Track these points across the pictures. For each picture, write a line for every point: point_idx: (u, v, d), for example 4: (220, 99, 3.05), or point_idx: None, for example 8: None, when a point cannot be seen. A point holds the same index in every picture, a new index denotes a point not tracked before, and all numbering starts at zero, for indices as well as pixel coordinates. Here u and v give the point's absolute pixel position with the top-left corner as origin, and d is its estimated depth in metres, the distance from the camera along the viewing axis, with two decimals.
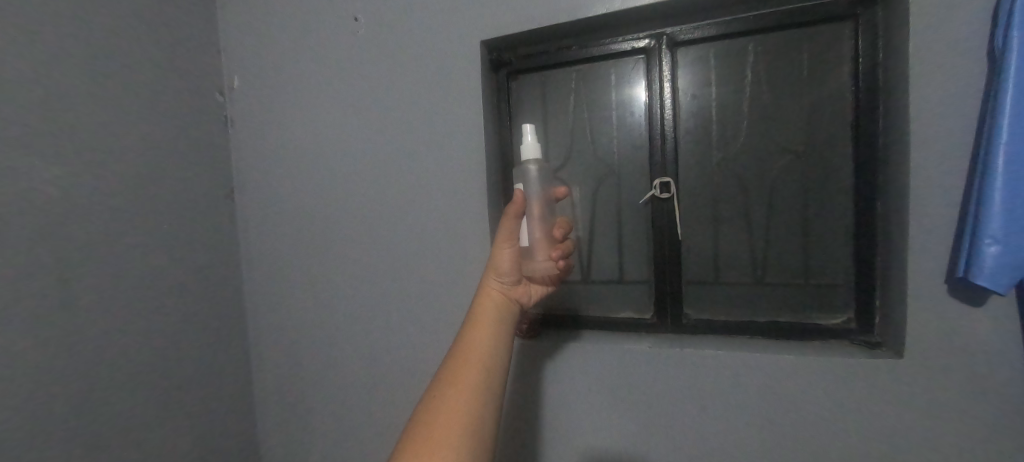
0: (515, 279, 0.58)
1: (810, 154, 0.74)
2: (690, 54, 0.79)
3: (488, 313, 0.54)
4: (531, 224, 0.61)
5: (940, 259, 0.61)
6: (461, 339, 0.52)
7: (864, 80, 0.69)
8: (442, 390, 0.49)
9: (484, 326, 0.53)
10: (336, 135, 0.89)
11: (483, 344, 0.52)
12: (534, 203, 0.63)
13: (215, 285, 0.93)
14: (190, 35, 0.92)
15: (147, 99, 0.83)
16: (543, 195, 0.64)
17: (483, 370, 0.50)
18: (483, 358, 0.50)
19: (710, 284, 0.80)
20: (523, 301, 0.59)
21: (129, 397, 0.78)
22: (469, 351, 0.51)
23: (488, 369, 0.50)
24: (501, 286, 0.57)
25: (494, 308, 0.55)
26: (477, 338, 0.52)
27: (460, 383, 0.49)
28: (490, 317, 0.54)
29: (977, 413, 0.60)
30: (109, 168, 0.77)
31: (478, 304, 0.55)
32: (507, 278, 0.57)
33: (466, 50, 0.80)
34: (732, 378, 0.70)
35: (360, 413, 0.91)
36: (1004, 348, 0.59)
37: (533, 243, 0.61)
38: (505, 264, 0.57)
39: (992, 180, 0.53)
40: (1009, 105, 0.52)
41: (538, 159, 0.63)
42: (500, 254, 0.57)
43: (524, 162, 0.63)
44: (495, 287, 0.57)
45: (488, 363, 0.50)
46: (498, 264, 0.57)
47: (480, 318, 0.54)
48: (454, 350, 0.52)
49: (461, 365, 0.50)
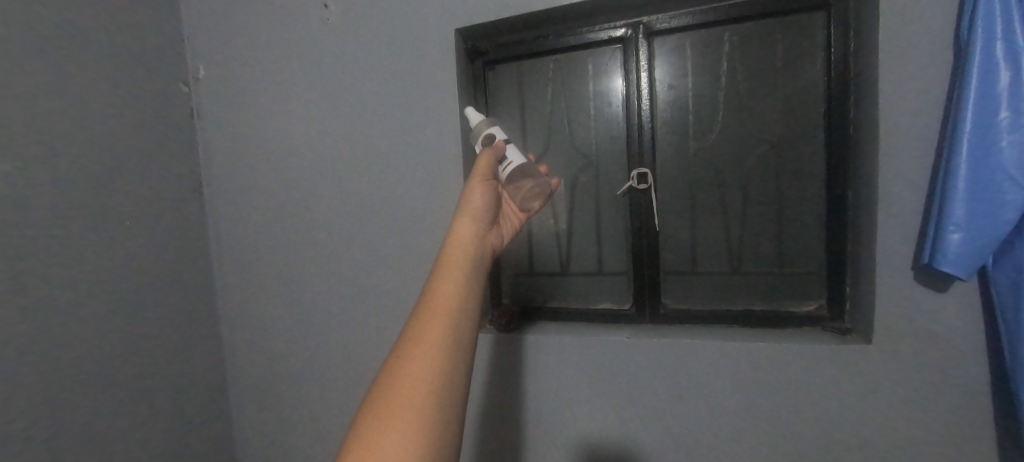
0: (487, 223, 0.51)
1: (783, 143, 0.75)
2: (667, 43, 0.78)
3: (464, 249, 0.47)
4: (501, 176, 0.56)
5: (907, 248, 0.62)
6: (433, 280, 0.43)
7: (836, 70, 0.70)
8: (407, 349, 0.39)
9: (459, 262, 0.45)
10: (309, 128, 0.86)
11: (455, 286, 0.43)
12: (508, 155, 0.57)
13: (187, 284, 0.90)
14: (150, 21, 0.87)
15: (106, 90, 0.79)
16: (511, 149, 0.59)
17: (460, 308, 0.42)
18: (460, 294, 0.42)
19: (687, 274, 0.81)
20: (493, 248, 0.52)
21: (101, 405, 0.75)
22: (438, 292, 0.42)
23: (467, 306, 0.42)
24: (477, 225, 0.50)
25: (467, 244, 0.47)
26: (450, 274, 0.44)
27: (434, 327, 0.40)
28: (462, 253, 0.46)
29: (941, 395, 0.63)
30: (69, 166, 0.73)
31: (451, 242, 0.47)
32: (481, 215, 0.51)
33: (442, 39, 0.78)
34: (710, 366, 0.71)
35: (340, 412, 0.90)
36: (965, 333, 0.61)
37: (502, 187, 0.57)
38: (477, 201, 0.51)
39: (957, 168, 0.54)
40: (973, 94, 0.53)
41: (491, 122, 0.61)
42: (471, 192, 0.52)
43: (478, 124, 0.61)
44: (472, 226, 0.50)
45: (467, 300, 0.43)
46: (470, 202, 0.51)
47: (452, 254, 0.46)
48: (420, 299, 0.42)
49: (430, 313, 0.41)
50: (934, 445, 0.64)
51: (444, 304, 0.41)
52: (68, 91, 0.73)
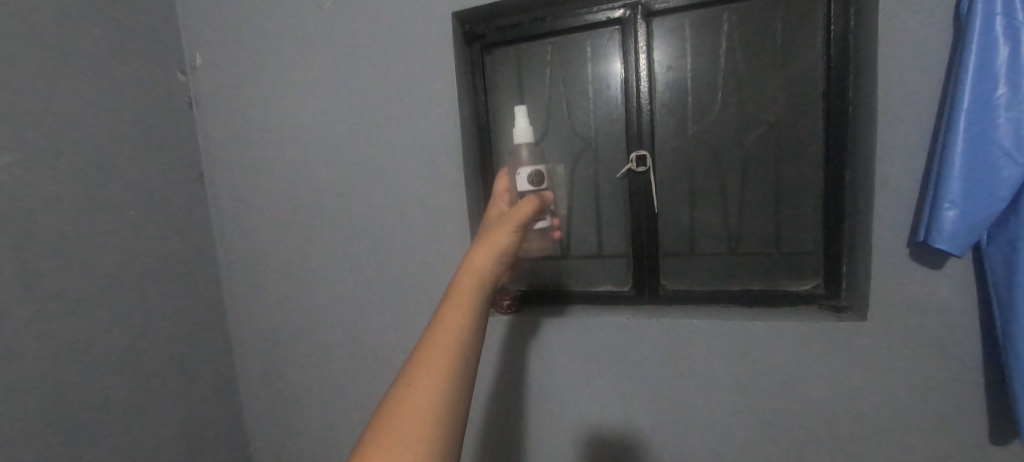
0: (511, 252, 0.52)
1: (782, 124, 0.75)
2: (666, 24, 0.78)
3: (479, 292, 0.45)
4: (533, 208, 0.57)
5: (902, 226, 0.63)
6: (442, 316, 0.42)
7: (836, 49, 0.69)
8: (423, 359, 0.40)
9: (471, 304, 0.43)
10: (308, 116, 0.86)
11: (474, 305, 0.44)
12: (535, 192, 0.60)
13: (191, 272, 0.91)
14: (145, 10, 0.86)
15: (103, 80, 0.78)
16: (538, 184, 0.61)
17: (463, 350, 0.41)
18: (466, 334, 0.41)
19: (686, 255, 0.82)
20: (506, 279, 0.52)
21: (111, 390, 0.77)
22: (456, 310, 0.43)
23: (471, 349, 0.41)
24: (498, 266, 0.48)
25: (479, 285, 0.45)
26: (458, 312, 0.43)
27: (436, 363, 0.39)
28: (473, 294, 0.44)
29: (933, 369, 0.64)
30: (68, 157, 0.73)
31: (466, 279, 0.45)
32: (505, 257, 0.49)
33: (438, 23, 0.77)
34: (707, 345, 0.73)
35: (344, 394, 0.92)
36: (957, 308, 0.62)
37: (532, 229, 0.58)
38: (505, 241, 0.49)
39: (954, 145, 0.54)
40: (972, 71, 0.53)
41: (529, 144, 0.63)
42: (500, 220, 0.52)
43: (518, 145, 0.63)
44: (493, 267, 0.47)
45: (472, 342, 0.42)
46: (499, 241, 0.48)
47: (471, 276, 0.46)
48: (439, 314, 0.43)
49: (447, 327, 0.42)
50: (924, 417, 0.65)
51: (450, 342, 0.41)
52: (65, 80, 0.73)
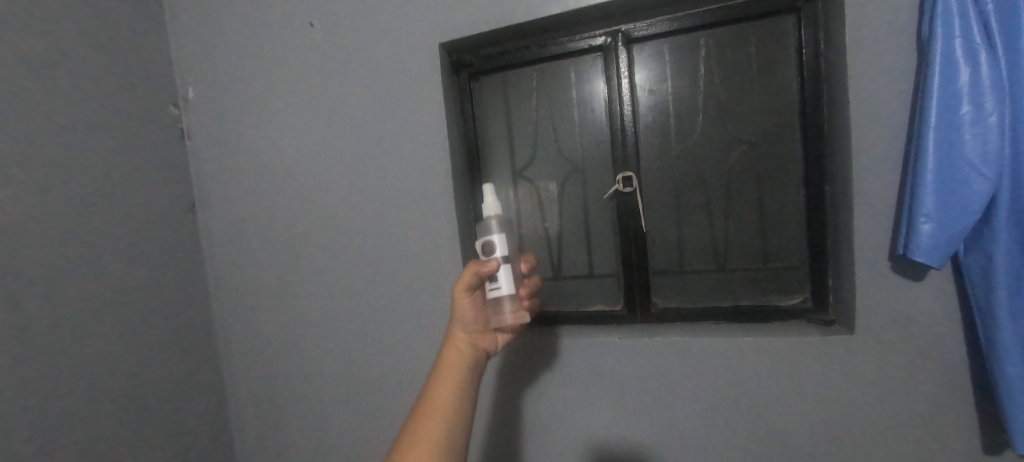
0: (481, 327, 0.58)
1: (762, 142, 0.77)
2: (645, 50, 0.80)
3: (453, 368, 0.54)
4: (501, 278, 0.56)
5: (883, 239, 0.64)
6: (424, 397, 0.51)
7: (808, 71, 0.72)
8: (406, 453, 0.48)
9: (447, 380, 0.52)
10: (299, 145, 0.87)
11: (450, 394, 0.52)
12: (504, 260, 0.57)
13: (182, 303, 0.91)
14: (139, 47, 0.88)
15: (97, 116, 0.79)
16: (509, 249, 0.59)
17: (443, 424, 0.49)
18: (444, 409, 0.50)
19: (675, 273, 0.83)
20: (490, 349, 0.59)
21: (102, 428, 0.75)
22: (434, 402, 0.51)
23: (452, 420, 0.50)
24: (465, 337, 0.56)
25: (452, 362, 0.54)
26: (438, 399, 0.51)
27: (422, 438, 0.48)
28: (453, 373, 0.53)
29: (922, 379, 0.65)
30: (61, 192, 0.73)
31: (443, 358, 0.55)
32: (474, 331, 0.57)
33: (426, 53, 0.79)
34: (700, 362, 0.73)
35: (338, 423, 0.91)
36: (941, 318, 0.63)
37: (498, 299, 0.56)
38: (467, 313, 0.57)
39: (925, 162, 0.56)
40: (936, 90, 0.55)
41: (499, 214, 0.60)
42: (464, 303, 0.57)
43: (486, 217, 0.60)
44: (461, 339, 0.56)
45: (454, 411, 0.50)
46: (461, 316, 0.57)
47: (448, 365, 0.54)
48: (417, 407, 0.51)
49: (427, 419, 0.49)
50: (917, 428, 0.66)
51: (434, 425, 0.49)
52: (61, 117, 0.74)
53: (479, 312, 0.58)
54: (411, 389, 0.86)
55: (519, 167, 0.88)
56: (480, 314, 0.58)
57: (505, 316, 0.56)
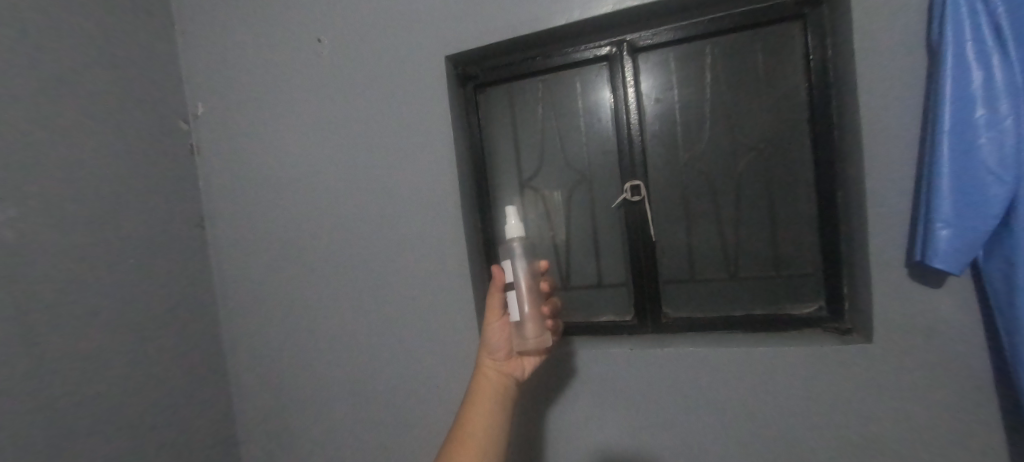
0: (507, 353, 0.60)
1: (771, 149, 0.77)
2: (651, 59, 0.80)
3: (484, 394, 0.57)
4: (521, 301, 0.58)
5: (898, 245, 0.63)
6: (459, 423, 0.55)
7: (816, 77, 0.72)
8: None
9: (480, 407, 0.56)
10: (307, 158, 0.88)
11: (483, 420, 0.55)
12: (524, 282, 0.60)
13: (191, 317, 0.91)
14: (149, 65, 0.89)
15: (109, 133, 0.80)
16: (530, 269, 0.61)
17: (480, 447, 0.53)
18: (478, 434, 0.54)
19: (686, 282, 0.82)
20: (517, 374, 0.61)
21: (111, 444, 0.74)
22: (468, 429, 0.54)
23: (488, 442, 0.54)
24: (494, 364, 0.60)
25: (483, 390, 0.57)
26: (473, 426, 0.54)
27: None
28: (485, 400, 0.56)
29: (946, 388, 0.63)
30: (73, 208, 0.74)
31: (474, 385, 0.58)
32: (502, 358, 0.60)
33: (432, 65, 0.80)
34: (714, 373, 0.72)
35: (347, 438, 0.90)
36: (962, 326, 0.62)
37: (518, 323, 0.58)
38: (494, 340, 0.60)
39: (940, 166, 0.55)
40: (949, 94, 0.55)
41: (522, 236, 0.62)
42: (491, 332, 0.60)
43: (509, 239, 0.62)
44: (490, 366, 0.59)
45: (488, 434, 0.54)
46: (490, 343, 0.60)
47: (479, 393, 0.57)
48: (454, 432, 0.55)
49: (463, 443, 0.53)
50: (943, 439, 0.63)
51: (469, 450, 0.52)
52: (74, 134, 0.75)
53: (505, 339, 0.60)
54: (421, 403, 0.85)
55: (526, 177, 0.88)
56: (506, 341, 0.60)
57: (528, 340, 0.58)
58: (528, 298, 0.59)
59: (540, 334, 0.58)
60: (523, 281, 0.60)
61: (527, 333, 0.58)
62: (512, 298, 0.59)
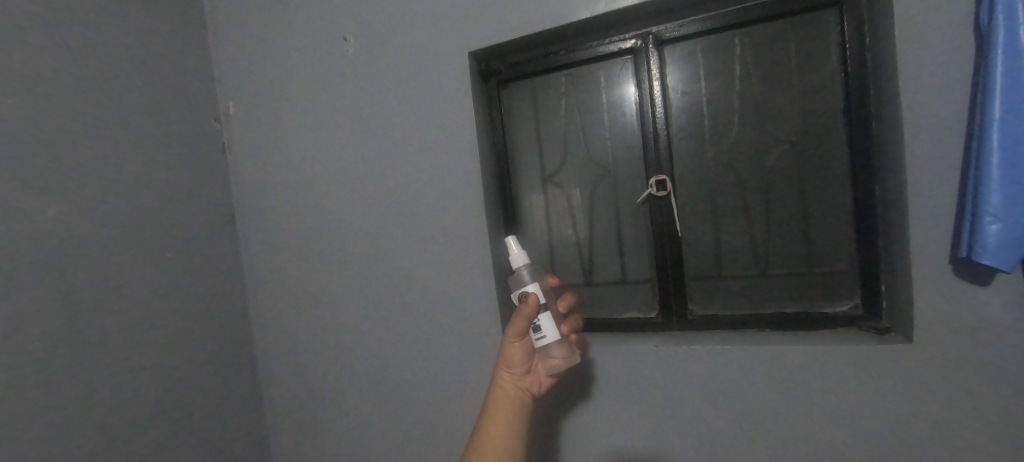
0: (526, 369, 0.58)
1: (804, 142, 0.74)
2: (677, 51, 0.79)
3: (502, 410, 0.55)
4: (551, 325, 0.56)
5: (942, 240, 0.60)
6: (476, 439, 0.53)
7: (853, 66, 0.69)
8: None
9: (499, 422, 0.54)
10: (334, 155, 0.90)
11: (500, 440, 0.53)
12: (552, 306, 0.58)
13: (223, 309, 0.94)
14: (183, 66, 0.93)
15: (145, 131, 0.84)
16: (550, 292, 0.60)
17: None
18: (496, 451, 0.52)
19: (713, 279, 0.80)
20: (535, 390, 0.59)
21: (150, 429, 0.77)
22: (485, 450, 0.52)
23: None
24: (513, 379, 0.58)
25: (501, 405, 0.56)
26: (489, 446, 0.52)
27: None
28: (502, 418, 0.55)
29: (993, 391, 0.60)
30: (113, 203, 0.77)
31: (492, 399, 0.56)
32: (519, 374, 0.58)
33: (455, 62, 0.80)
34: (743, 372, 0.70)
35: (372, 428, 0.92)
36: (1012, 325, 0.58)
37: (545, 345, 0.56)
38: (515, 357, 0.57)
39: (989, 158, 0.52)
40: (999, 81, 0.52)
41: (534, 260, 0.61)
42: (510, 347, 0.57)
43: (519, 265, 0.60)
44: (509, 381, 0.57)
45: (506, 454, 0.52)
46: (508, 359, 0.57)
47: (495, 411, 0.55)
48: (470, 452, 0.53)
49: None
50: (992, 447, 0.60)
51: None
52: (113, 132, 0.79)
53: (526, 355, 0.58)
54: (445, 396, 0.86)
55: (549, 173, 0.88)
56: (525, 356, 0.58)
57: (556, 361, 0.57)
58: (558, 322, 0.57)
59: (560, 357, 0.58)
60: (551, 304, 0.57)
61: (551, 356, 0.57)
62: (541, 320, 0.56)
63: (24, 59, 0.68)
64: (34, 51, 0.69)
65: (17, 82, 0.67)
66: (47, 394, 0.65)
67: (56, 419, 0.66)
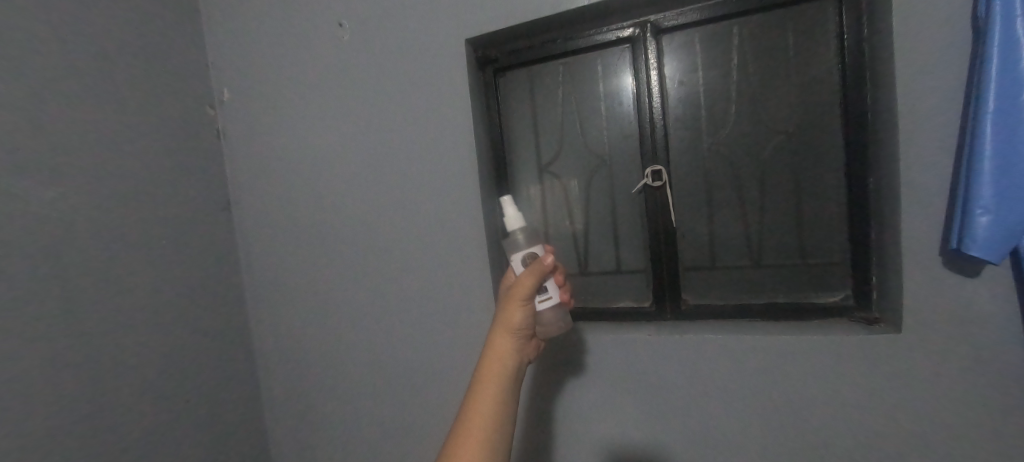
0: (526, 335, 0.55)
1: (799, 133, 0.74)
2: (675, 40, 0.78)
3: (496, 375, 0.51)
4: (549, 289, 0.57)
5: (932, 233, 0.61)
6: (470, 402, 0.49)
7: (850, 58, 0.69)
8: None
9: (493, 388, 0.50)
10: (329, 143, 0.89)
11: (494, 407, 0.49)
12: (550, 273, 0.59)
13: (220, 296, 0.94)
14: (177, 51, 0.92)
15: (139, 116, 0.83)
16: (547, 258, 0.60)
17: (489, 430, 0.48)
18: (488, 416, 0.48)
19: (707, 269, 0.81)
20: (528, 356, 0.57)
21: (147, 414, 0.78)
22: (477, 416, 0.48)
23: (500, 429, 0.48)
24: (511, 344, 0.53)
25: (496, 370, 0.51)
26: (484, 411, 0.48)
27: (470, 442, 0.47)
28: (498, 383, 0.50)
29: (978, 381, 0.61)
30: (107, 188, 0.77)
31: (487, 363, 0.52)
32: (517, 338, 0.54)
33: (452, 49, 0.80)
34: (735, 360, 0.71)
35: (368, 415, 0.93)
36: (999, 317, 0.59)
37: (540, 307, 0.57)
38: (518, 319, 0.54)
39: (982, 150, 0.53)
40: (995, 74, 0.52)
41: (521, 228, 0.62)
42: (512, 309, 0.54)
43: (512, 230, 0.61)
44: (506, 346, 0.53)
45: (500, 420, 0.49)
46: (508, 321, 0.54)
47: (491, 377, 0.51)
48: (461, 416, 0.49)
49: (472, 429, 0.47)
50: (973, 434, 0.62)
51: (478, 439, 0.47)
52: (107, 117, 0.78)
53: (528, 319, 0.55)
54: (440, 383, 0.86)
55: (545, 162, 0.88)
56: (527, 321, 0.55)
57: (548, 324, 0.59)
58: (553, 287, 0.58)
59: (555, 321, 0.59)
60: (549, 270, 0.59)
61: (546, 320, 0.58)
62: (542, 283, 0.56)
63: (14, 42, 0.67)
64: (25, 32, 0.68)
65: (8, 64, 0.66)
66: (42, 378, 0.66)
67: (51, 403, 0.67)
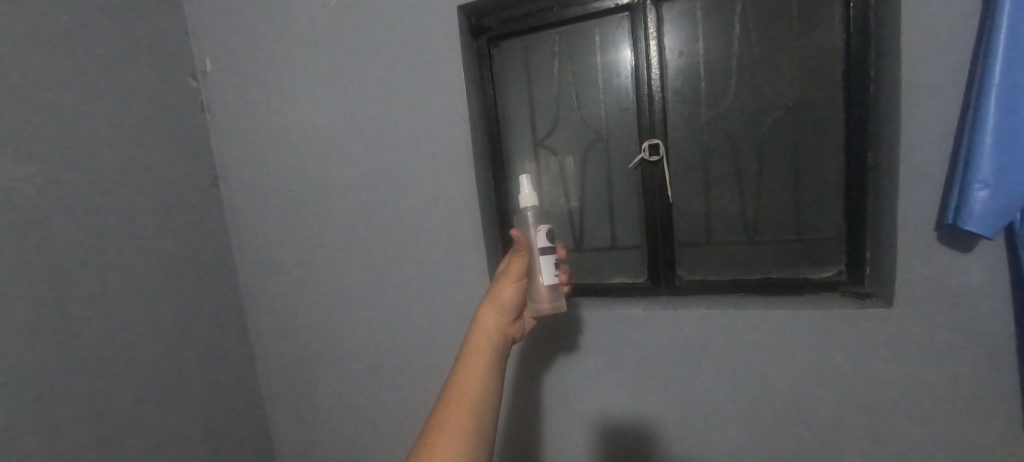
0: (514, 312, 0.58)
1: (801, 107, 0.73)
2: (676, 8, 0.76)
3: (483, 346, 0.53)
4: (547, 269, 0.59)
5: (929, 208, 0.61)
6: (460, 365, 0.51)
7: (855, 29, 0.67)
8: (442, 421, 0.46)
9: (480, 359, 0.52)
10: (319, 115, 0.86)
11: (481, 370, 0.51)
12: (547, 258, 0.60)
13: (210, 274, 0.92)
14: (153, 17, 0.87)
15: (116, 86, 0.79)
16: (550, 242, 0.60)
17: (479, 393, 0.49)
18: (478, 379, 0.50)
19: (702, 245, 0.80)
20: (515, 335, 0.59)
21: (140, 390, 0.78)
22: (466, 379, 0.49)
23: (487, 392, 0.49)
24: (499, 318, 0.56)
25: (487, 337, 0.54)
26: (473, 374, 0.50)
27: (459, 402, 0.47)
28: (485, 351, 0.53)
29: (963, 353, 0.62)
30: (87, 163, 0.74)
31: (473, 334, 0.54)
32: (506, 314, 0.57)
33: (445, 16, 0.77)
34: (728, 334, 0.72)
35: (363, 390, 0.93)
36: (988, 292, 0.60)
37: (537, 289, 0.60)
38: (507, 296, 0.57)
39: (984, 125, 0.52)
40: (1002, 45, 0.51)
41: (535, 207, 0.63)
42: (503, 285, 0.57)
43: (524, 209, 0.63)
44: (494, 319, 0.56)
45: (486, 383, 0.50)
46: (499, 297, 0.57)
47: (478, 346, 0.53)
48: (451, 379, 0.50)
49: (462, 389, 0.48)
50: (954, 404, 0.63)
51: (467, 399, 0.48)
52: (82, 86, 0.74)
53: (517, 295, 0.58)
54: (436, 358, 0.87)
55: (540, 136, 0.86)
56: (517, 297, 0.58)
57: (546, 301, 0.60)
58: (549, 270, 0.60)
59: (554, 299, 0.61)
60: (550, 251, 0.60)
61: (541, 297, 0.60)
62: (541, 261, 0.59)
63: None
64: None
65: None
66: (29, 359, 0.65)
67: (41, 383, 0.66)
